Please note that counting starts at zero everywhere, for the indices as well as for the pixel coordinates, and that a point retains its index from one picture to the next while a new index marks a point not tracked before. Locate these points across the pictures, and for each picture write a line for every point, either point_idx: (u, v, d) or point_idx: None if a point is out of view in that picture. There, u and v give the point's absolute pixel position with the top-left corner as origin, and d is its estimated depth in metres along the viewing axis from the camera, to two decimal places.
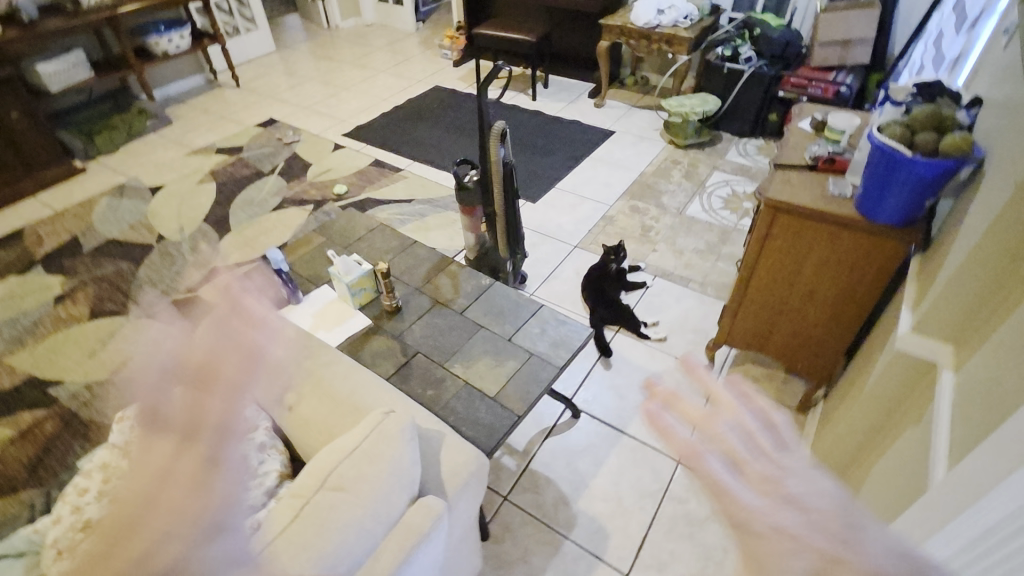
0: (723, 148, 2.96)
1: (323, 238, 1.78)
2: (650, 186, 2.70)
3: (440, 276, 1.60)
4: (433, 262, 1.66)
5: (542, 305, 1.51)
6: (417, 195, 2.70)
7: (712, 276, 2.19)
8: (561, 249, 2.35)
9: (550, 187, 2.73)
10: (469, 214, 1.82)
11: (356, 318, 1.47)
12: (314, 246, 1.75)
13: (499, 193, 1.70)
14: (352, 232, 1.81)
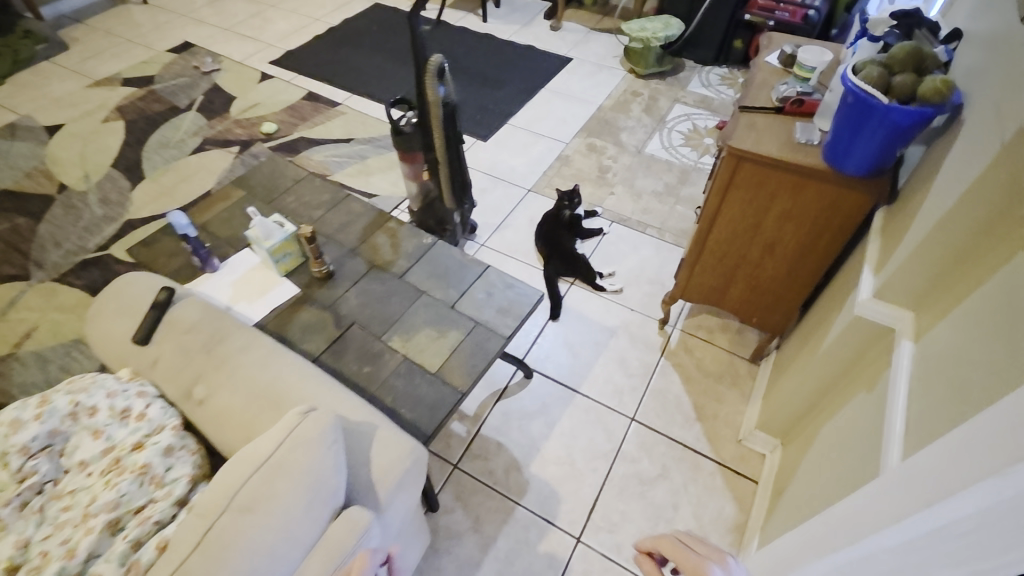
0: (685, 78, 2.80)
1: (244, 192, 1.57)
2: (608, 121, 2.54)
3: (378, 235, 1.44)
4: (370, 218, 1.49)
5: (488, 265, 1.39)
6: (357, 133, 2.46)
7: (670, 221, 2.10)
8: (513, 194, 2.21)
9: (502, 123, 2.53)
10: (409, 161, 1.64)
11: (283, 287, 1.32)
12: (232, 202, 1.55)
13: (437, 138, 1.52)
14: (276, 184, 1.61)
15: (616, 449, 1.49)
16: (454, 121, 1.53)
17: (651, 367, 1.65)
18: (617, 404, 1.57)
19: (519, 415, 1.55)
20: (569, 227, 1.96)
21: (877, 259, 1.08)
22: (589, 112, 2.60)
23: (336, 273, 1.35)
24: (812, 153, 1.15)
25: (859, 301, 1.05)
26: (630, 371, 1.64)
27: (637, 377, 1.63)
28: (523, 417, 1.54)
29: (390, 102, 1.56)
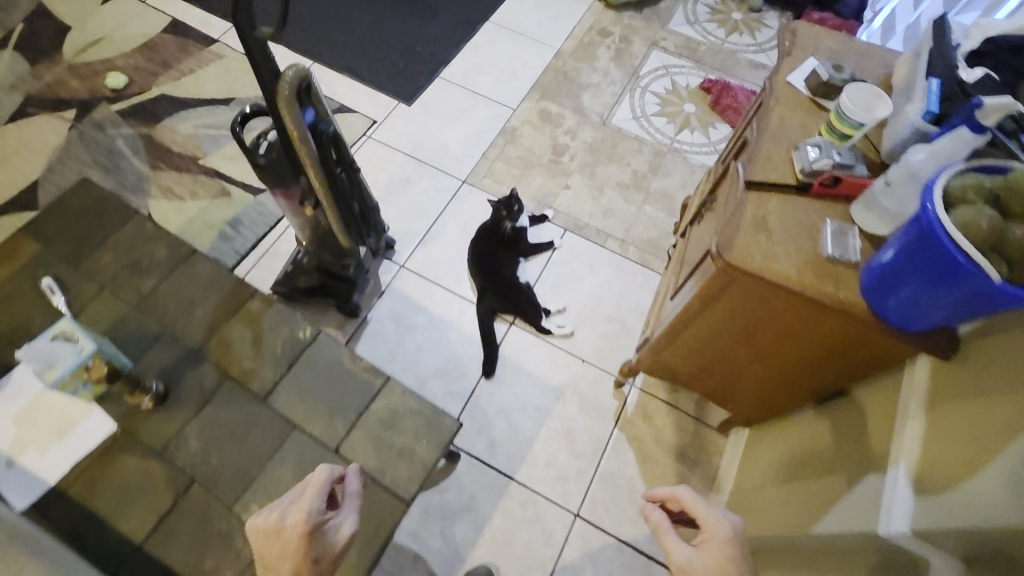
0: (666, 11, 2.23)
1: (41, 245, 1.09)
2: (568, 75, 2.02)
3: (232, 323, 1.04)
4: (224, 293, 1.07)
5: (390, 374, 1.04)
6: (239, 89, 1.87)
7: (637, 228, 1.74)
8: (445, 186, 1.74)
9: (434, 75, 1.97)
10: (286, 197, 1.16)
11: (90, 418, 0.93)
12: (17, 262, 1.06)
13: (317, 178, 1.06)
14: (85, 227, 1.11)
15: (555, 557, 1.26)
16: (341, 145, 1.07)
17: (602, 445, 1.39)
18: (559, 496, 1.32)
19: (441, 514, 1.29)
20: (510, 246, 1.58)
21: (919, 463, 0.77)
22: (544, 60, 2.05)
23: (172, 393, 0.98)
24: (844, 280, 0.81)
25: (890, 526, 0.74)
26: (577, 450, 1.38)
27: (584, 457, 1.37)
28: (444, 518, 1.28)
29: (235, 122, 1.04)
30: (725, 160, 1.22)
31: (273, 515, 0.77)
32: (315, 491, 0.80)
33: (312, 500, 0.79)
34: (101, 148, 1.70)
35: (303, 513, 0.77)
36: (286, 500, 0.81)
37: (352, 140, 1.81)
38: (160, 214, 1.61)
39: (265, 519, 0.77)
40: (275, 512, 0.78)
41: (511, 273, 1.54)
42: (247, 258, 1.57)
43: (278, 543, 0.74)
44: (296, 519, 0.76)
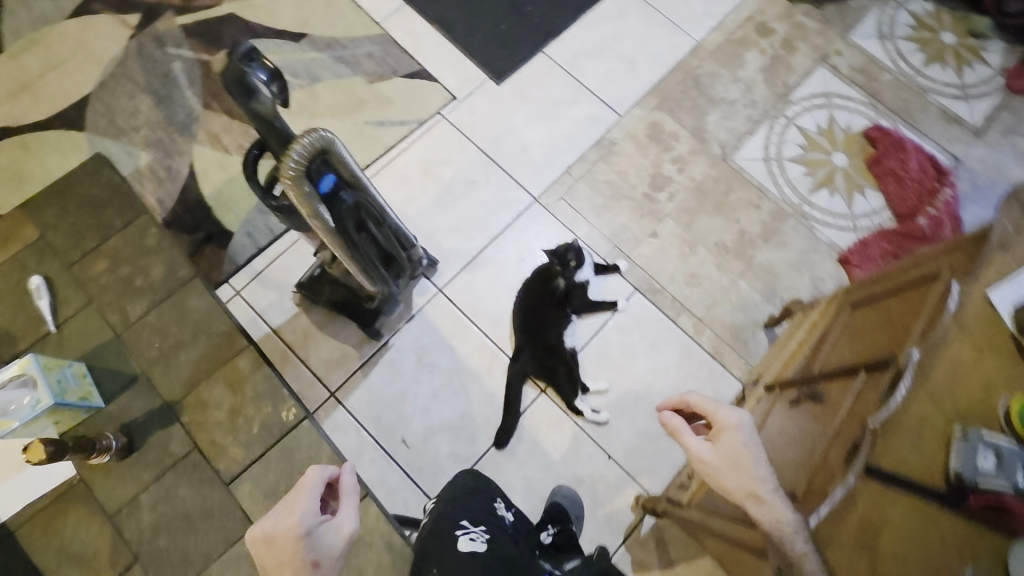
0: (855, 13, 1.71)
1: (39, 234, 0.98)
2: (699, 82, 1.62)
3: (213, 383, 0.92)
4: (215, 340, 0.94)
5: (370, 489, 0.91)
6: (313, 23, 1.61)
7: (721, 306, 1.44)
8: (512, 200, 1.49)
9: (536, 49, 1.62)
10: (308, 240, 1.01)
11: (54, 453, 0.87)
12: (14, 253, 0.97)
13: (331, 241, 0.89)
14: (87, 222, 0.99)
15: None
16: (366, 206, 0.90)
17: None
18: None
19: None
20: (563, 306, 1.33)
21: None
22: (676, 55, 1.64)
23: (137, 447, 0.89)
24: None
25: None
26: None
27: None
28: None
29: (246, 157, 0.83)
30: (862, 326, 0.93)
31: (276, 517, 0.74)
32: (307, 492, 0.76)
33: (307, 493, 0.76)
34: (157, 71, 1.54)
35: (299, 511, 0.74)
36: (284, 504, 0.77)
37: (422, 116, 1.54)
38: (203, 166, 1.47)
39: (269, 522, 0.74)
40: (278, 514, 0.75)
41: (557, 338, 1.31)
42: (280, 240, 1.42)
43: (280, 545, 0.71)
44: (295, 518, 0.73)
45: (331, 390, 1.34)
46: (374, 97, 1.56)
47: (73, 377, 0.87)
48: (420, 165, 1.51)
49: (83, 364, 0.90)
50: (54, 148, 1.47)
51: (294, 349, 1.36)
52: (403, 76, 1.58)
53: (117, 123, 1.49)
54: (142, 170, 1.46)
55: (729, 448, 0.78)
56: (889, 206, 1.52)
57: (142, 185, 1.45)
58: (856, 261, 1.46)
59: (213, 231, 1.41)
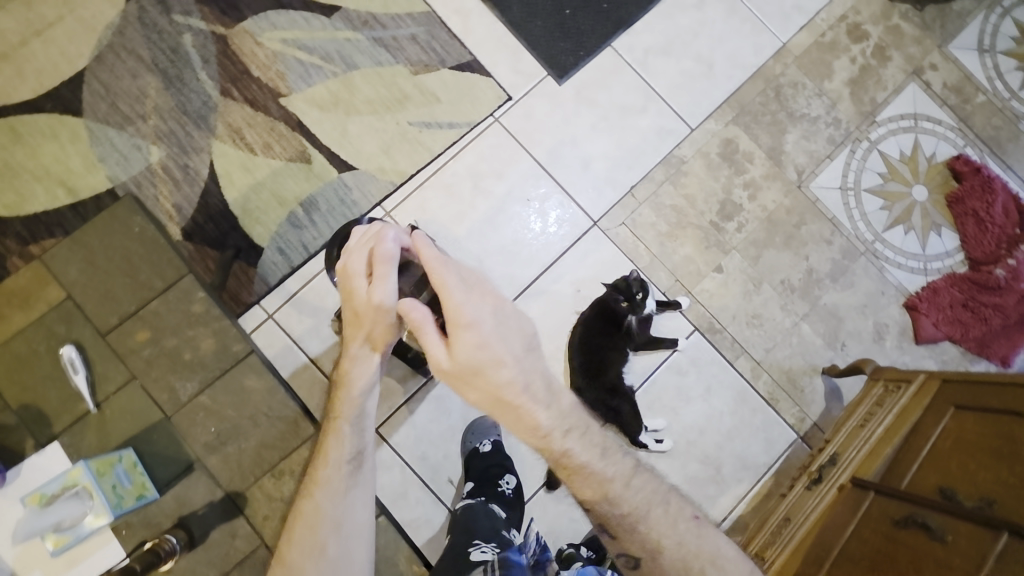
0: (956, 19, 1.53)
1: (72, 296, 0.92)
2: (781, 93, 1.45)
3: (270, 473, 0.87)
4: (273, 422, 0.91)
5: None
6: None
7: (781, 350, 1.38)
8: (570, 223, 1.37)
9: (604, 41, 1.42)
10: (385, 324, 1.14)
11: (108, 546, 0.83)
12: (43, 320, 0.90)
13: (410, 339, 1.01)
14: (124, 284, 0.92)
15: None
16: None
17: None
18: None
19: None
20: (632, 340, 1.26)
21: None
22: (758, 58, 1.46)
23: (199, 541, 0.85)
24: None
25: None
26: None
27: None
28: None
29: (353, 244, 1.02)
30: (984, 449, 0.85)
31: (349, 255, 0.81)
32: (386, 264, 0.77)
33: (389, 274, 0.76)
34: (164, 44, 1.31)
35: (379, 291, 0.77)
36: (361, 235, 0.83)
37: (473, 119, 1.37)
38: (224, 166, 1.29)
39: (352, 256, 0.80)
40: (352, 250, 0.81)
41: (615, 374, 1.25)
42: (316, 259, 1.28)
43: (351, 288, 0.81)
44: (372, 292, 0.77)
45: (375, 426, 1.26)
46: (418, 92, 1.36)
47: (125, 473, 0.83)
48: (470, 178, 1.36)
49: (133, 451, 0.86)
50: (49, 136, 1.27)
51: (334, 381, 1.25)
52: (451, 68, 1.38)
53: (121, 108, 1.29)
54: (154, 169, 1.28)
55: (463, 354, 0.71)
56: (963, 248, 1.44)
57: (155, 186, 1.27)
58: (923, 308, 1.40)
59: (241, 245, 1.26)
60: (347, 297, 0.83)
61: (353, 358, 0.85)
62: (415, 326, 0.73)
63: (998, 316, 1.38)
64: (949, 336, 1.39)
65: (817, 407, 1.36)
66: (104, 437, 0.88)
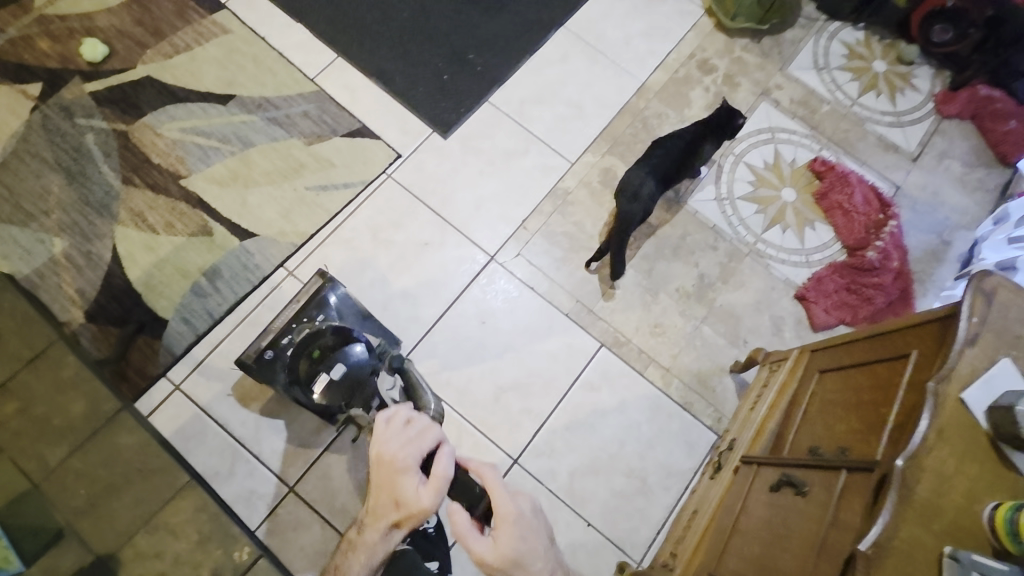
0: (790, 46, 1.75)
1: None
2: (648, 124, 1.61)
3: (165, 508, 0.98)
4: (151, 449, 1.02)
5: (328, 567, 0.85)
6: (240, 83, 1.52)
7: (687, 354, 1.42)
8: (468, 260, 1.44)
9: (481, 98, 1.57)
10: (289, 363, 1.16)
11: None
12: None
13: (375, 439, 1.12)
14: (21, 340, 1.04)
15: None
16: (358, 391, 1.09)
17: None
18: None
19: None
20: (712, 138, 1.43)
21: None
22: (622, 97, 1.63)
23: None
24: None
25: None
26: None
27: None
28: None
29: (299, 346, 1.10)
30: (837, 404, 0.89)
31: (391, 450, 0.76)
32: (439, 474, 0.74)
33: (441, 481, 0.73)
34: (67, 145, 1.41)
35: (429, 497, 0.72)
36: (400, 429, 0.78)
37: (367, 177, 1.47)
38: (127, 247, 1.35)
39: (392, 448, 0.76)
40: (391, 445, 0.77)
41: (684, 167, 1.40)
42: (222, 324, 1.32)
43: (391, 489, 0.75)
44: (421, 495, 0.72)
45: (290, 484, 1.22)
46: (313, 160, 1.47)
47: None
48: (369, 231, 1.43)
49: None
50: None
51: (244, 442, 1.24)
52: (343, 135, 1.50)
53: (24, 207, 1.35)
54: (57, 258, 1.32)
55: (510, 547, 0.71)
56: (838, 238, 1.55)
57: (58, 274, 1.31)
58: (812, 297, 1.48)
59: (144, 319, 1.29)
60: (380, 491, 0.75)
61: (375, 543, 0.76)
62: (460, 529, 0.70)
63: (880, 295, 1.47)
64: (841, 320, 1.47)
65: (730, 404, 1.39)
66: None
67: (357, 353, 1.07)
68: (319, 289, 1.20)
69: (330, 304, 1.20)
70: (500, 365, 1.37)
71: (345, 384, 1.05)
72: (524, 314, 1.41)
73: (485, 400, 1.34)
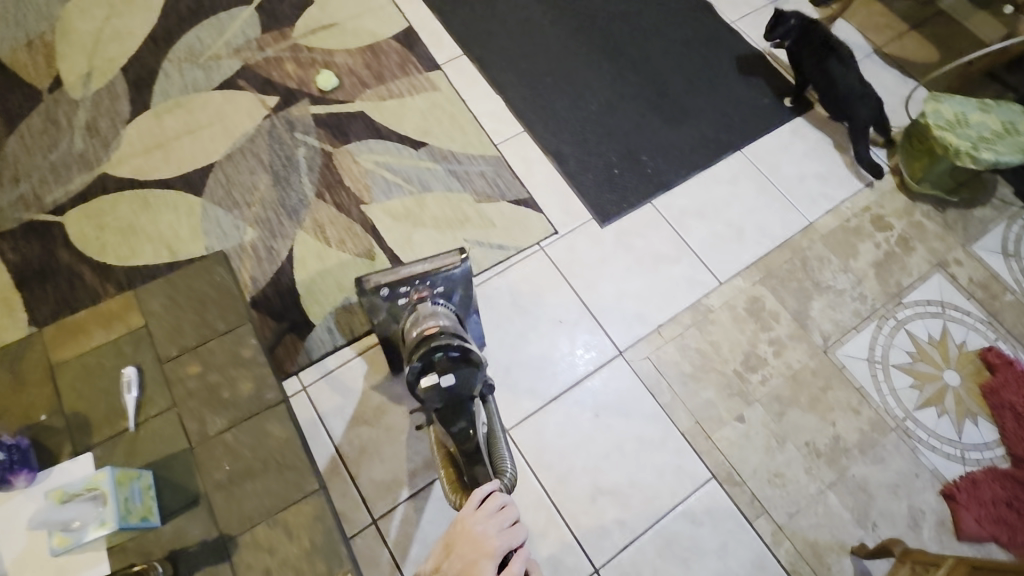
0: (979, 224, 1.65)
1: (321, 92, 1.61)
2: (808, 265, 1.56)
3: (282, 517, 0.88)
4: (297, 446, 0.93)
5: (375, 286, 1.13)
6: (435, 134, 1.68)
7: (805, 517, 1.30)
8: (596, 349, 1.44)
9: (645, 198, 1.62)
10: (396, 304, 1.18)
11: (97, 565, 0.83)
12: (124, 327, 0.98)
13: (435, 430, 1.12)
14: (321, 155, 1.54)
15: None
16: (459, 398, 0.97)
17: None
18: None
19: None
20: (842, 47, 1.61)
21: None
22: (786, 230, 1.60)
23: None
24: None
25: None
26: None
27: None
28: None
29: (418, 337, 1.05)
30: None
31: (486, 536, 0.78)
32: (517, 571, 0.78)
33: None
34: (282, 152, 1.61)
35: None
36: (495, 515, 0.81)
37: (521, 244, 1.55)
38: (302, 251, 1.49)
39: (484, 527, 0.79)
40: (484, 531, 0.79)
41: (829, 60, 1.61)
42: (359, 342, 1.41)
43: (468, 566, 0.76)
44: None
45: (374, 517, 1.26)
46: (479, 217, 1.57)
47: (139, 492, 0.85)
48: (509, 295, 1.49)
49: (151, 475, 0.88)
50: (171, 208, 1.53)
51: (346, 461, 1.30)
52: (510, 201, 1.60)
53: (234, 195, 1.55)
54: (245, 246, 1.49)
55: None
56: (1004, 441, 1.39)
57: (241, 260, 1.48)
58: (963, 500, 1.32)
59: (298, 320, 1.42)
60: (451, 559, 0.77)
61: None
62: None
63: None
64: (994, 537, 1.28)
65: None
66: (130, 456, 0.91)
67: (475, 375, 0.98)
68: (451, 268, 1.19)
69: (451, 280, 1.20)
70: (602, 464, 1.33)
71: (449, 396, 0.97)
72: (639, 419, 1.37)
73: (580, 496, 1.29)
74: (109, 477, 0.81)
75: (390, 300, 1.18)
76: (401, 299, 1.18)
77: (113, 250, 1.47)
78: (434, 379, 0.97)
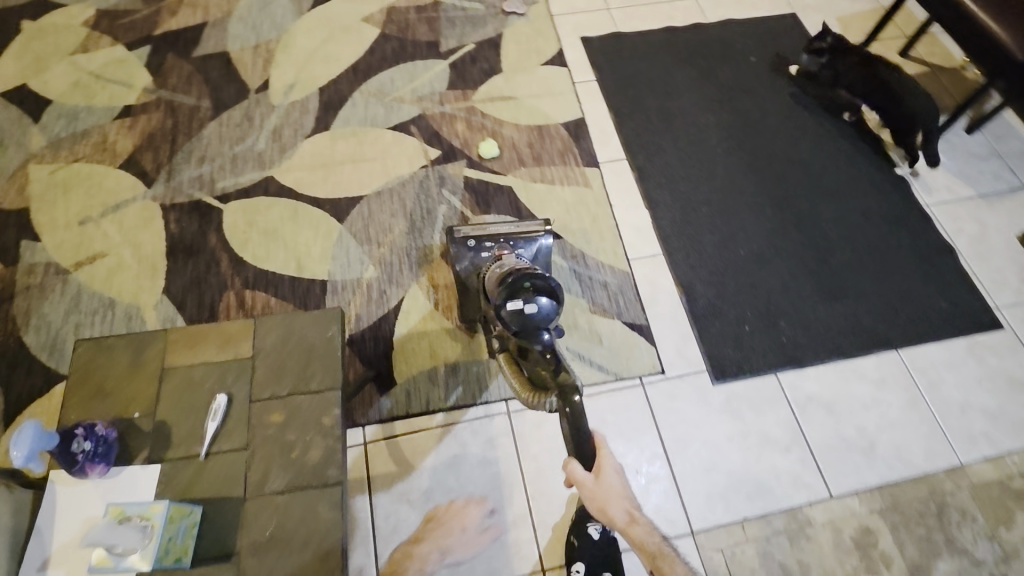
0: None
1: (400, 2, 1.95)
2: (945, 516, 1.32)
3: None
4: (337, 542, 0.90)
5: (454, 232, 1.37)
6: (573, 229, 1.65)
7: None
8: (667, 518, 1.30)
9: (771, 368, 1.47)
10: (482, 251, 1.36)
11: None
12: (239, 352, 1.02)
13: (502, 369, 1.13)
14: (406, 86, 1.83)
15: None
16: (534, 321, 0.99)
17: None
18: None
19: None
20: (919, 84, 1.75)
21: None
22: (927, 462, 1.37)
23: None
24: None
25: None
26: None
27: None
28: None
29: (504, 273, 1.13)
30: None
31: (580, 465, 1.00)
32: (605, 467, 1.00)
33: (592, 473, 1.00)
34: (425, 204, 1.67)
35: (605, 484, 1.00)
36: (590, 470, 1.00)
37: (621, 372, 1.46)
38: (410, 306, 1.51)
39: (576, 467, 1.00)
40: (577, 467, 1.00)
41: (878, 68, 1.68)
42: (430, 416, 1.39)
43: (578, 472, 1.00)
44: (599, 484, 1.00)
45: None
46: (588, 329, 1.51)
47: (184, 531, 0.87)
48: (593, 421, 1.40)
49: (199, 514, 0.90)
50: (313, 226, 1.62)
51: (377, 534, 1.27)
52: (625, 323, 1.52)
53: (369, 231, 1.61)
54: (362, 282, 1.54)
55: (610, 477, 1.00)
56: None
57: (354, 294, 1.52)
58: None
59: (382, 372, 1.43)
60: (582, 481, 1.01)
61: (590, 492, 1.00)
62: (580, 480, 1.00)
63: None
64: None
65: None
66: (191, 484, 0.93)
67: (546, 306, 1.00)
68: (535, 236, 1.38)
69: (531, 248, 1.38)
70: None
71: (522, 319, 0.99)
72: None
73: None
74: (164, 512, 0.83)
75: (475, 253, 1.37)
76: (484, 253, 1.36)
77: (252, 249, 1.58)
78: (519, 306, 0.99)
